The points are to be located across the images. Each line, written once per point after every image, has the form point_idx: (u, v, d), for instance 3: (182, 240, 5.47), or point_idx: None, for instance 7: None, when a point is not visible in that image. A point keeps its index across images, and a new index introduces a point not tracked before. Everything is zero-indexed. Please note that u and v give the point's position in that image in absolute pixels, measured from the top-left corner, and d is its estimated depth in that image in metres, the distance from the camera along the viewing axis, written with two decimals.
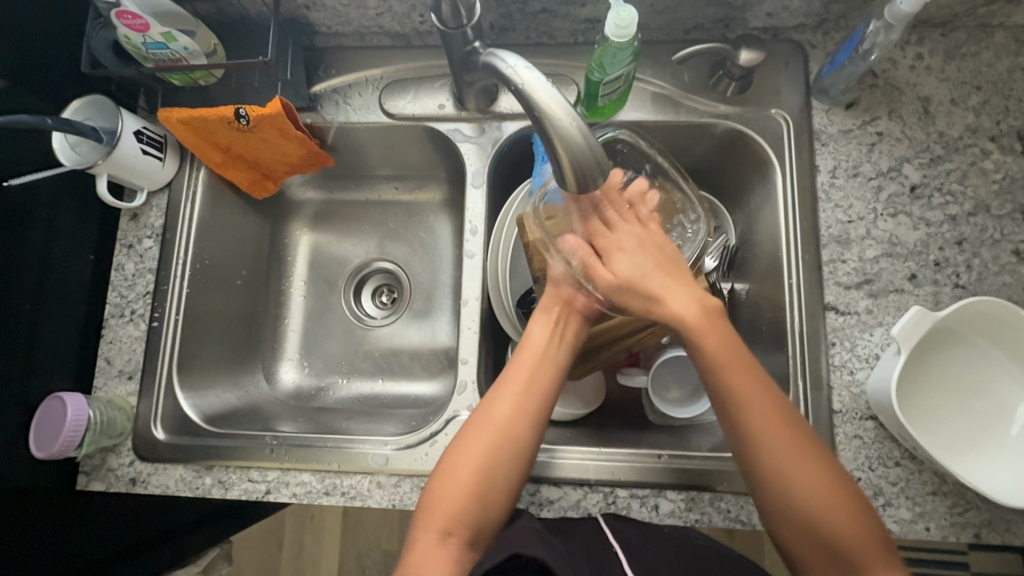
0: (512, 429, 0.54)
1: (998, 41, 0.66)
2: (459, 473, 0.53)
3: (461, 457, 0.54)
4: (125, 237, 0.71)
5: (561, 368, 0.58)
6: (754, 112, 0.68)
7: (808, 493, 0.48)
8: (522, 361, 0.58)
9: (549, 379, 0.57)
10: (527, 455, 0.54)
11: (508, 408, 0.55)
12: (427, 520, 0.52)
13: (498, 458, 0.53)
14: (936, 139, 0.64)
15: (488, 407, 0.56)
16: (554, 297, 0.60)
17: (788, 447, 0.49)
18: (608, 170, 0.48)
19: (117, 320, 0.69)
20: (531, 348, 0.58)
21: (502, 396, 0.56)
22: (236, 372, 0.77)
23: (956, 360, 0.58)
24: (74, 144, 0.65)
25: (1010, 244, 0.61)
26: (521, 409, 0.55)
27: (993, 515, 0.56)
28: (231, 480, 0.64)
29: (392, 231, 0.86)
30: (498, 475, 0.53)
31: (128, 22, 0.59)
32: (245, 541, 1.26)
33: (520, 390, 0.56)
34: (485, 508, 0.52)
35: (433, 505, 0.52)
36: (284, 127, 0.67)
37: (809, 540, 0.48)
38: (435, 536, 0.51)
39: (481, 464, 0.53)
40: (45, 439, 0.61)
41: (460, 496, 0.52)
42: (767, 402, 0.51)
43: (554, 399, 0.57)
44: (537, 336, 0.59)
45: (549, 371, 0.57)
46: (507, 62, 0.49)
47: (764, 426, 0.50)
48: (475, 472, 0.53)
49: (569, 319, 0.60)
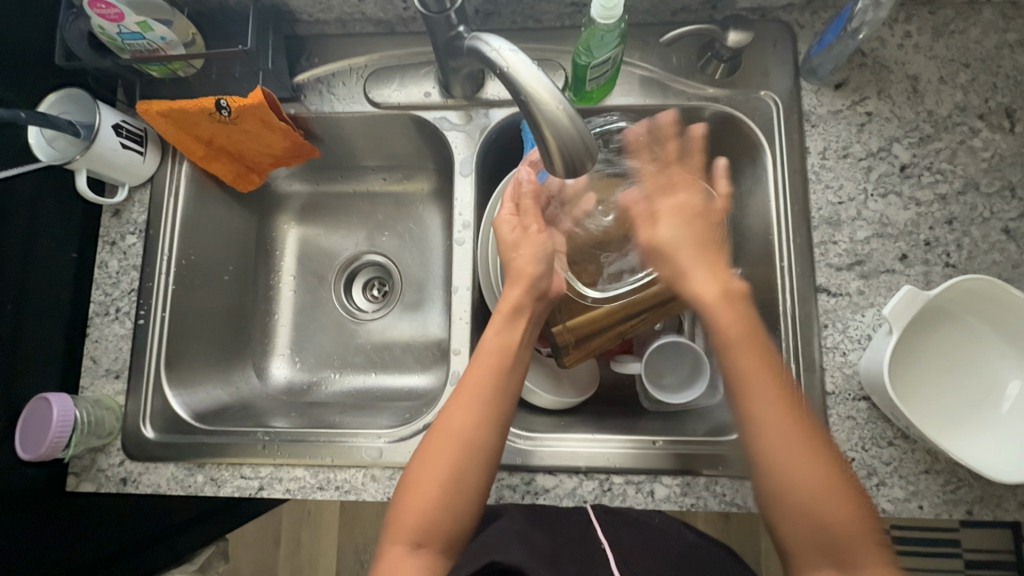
0: (472, 433, 0.53)
1: (986, 18, 0.66)
2: (426, 482, 0.52)
3: (427, 466, 0.52)
4: (107, 234, 0.70)
5: (523, 366, 0.57)
6: (743, 95, 0.68)
7: (806, 487, 0.47)
8: (482, 359, 0.56)
9: (510, 379, 0.55)
10: (491, 454, 0.53)
11: (467, 412, 0.53)
12: (395, 534, 0.51)
13: (463, 463, 0.52)
14: (926, 118, 0.64)
15: (447, 413, 0.54)
16: (524, 297, 0.58)
17: (788, 434, 0.48)
18: (596, 154, 0.47)
19: (102, 319, 0.68)
20: (489, 347, 0.56)
21: (459, 399, 0.54)
22: (226, 367, 0.76)
23: (946, 339, 0.58)
24: (51, 138, 0.63)
25: (999, 222, 0.61)
26: (479, 412, 0.53)
27: (984, 492, 0.56)
28: (223, 477, 0.63)
29: (380, 223, 0.85)
30: (465, 481, 0.52)
31: (101, 11, 0.58)
32: (242, 539, 1.26)
33: (477, 395, 0.54)
34: (452, 516, 0.51)
35: (399, 520, 0.51)
36: (267, 118, 0.66)
37: (809, 535, 0.47)
38: (404, 548, 0.50)
39: (444, 470, 0.52)
40: (31, 440, 0.60)
41: (426, 508, 0.51)
42: (762, 372, 0.50)
43: (514, 396, 0.56)
44: (498, 335, 0.57)
45: (511, 368, 0.56)
46: (492, 45, 0.48)
47: (767, 412, 0.49)
48: (441, 480, 0.51)
49: (528, 328, 0.58)
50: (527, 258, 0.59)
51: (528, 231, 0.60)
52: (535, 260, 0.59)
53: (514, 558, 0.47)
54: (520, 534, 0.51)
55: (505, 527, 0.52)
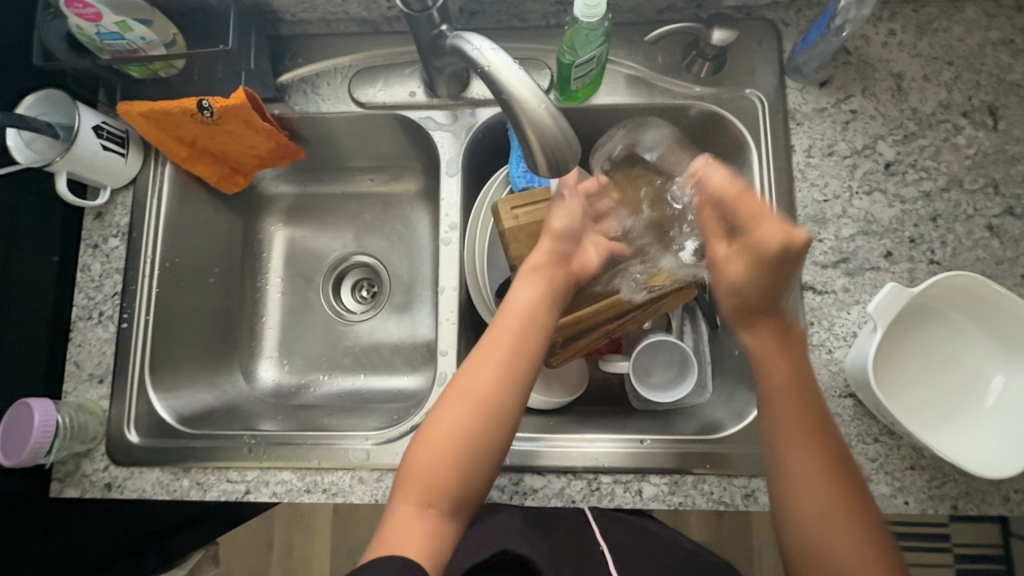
0: (490, 395, 0.53)
1: (969, 16, 0.66)
2: (440, 439, 0.52)
3: (442, 425, 0.53)
4: (89, 237, 0.69)
5: (545, 332, 0.57)
6: (729, 93, 0.68)
7: (813, 482, 0.50)
8: (504, 326, 0.56)
9: (531, 346, 0.56)
10: (509, 421, 0.53)
11: (488, 374, 0.54)
12: (406, 492, 0.51)
13: (480, 424, 0.52)
14: (909, 115, 0.64)
15: (467, 373, 0.55)
16: (546, 257, 0.59)
17: (792, 410, 0.52)
18: (579, 152, 0.47)
19: (85, 322, 0.67)
20: (515, 312, 0.57)
21: (480, 361, 0.55)
22: (213, 370, 0.75)
23: (931, 335, 0.58)
24: (29, 140, 0.62)
25: (983, 218, 0.61)
26: (500, 375, 0.54)
27: (970, 487, 0.56)
28: (209, 481, 0.62)
29: (368, 224, 0.85)
30: (480, 443, 0.52)
31: (78, 11, 0.57)
32: (234, 543, 1.25)
33: (499, 359, 0.54)
34: (465, 477, 0.51)
35: (411, 477, 0.52)
36: (251, 118, 0.65)
37: (813, 527, 0.49)
38: (414, 507, 0.50)
39: (461, 430, 0.52)
40: (11, 447, 0.59)
41: (441, 467, 0.51)
42: (781, 371, 0.54)
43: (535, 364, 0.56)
44: (523, 299, 0.57)
45: (534, 335, 0.56)
46: (473, 44, 0.48)
47: (782, 394, 0.53)
48: (457, 439, 0.52)
49: (553, 292, 0.58)
50: (559, 220, 0.61)
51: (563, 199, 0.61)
52: (567, 224, 0.60)
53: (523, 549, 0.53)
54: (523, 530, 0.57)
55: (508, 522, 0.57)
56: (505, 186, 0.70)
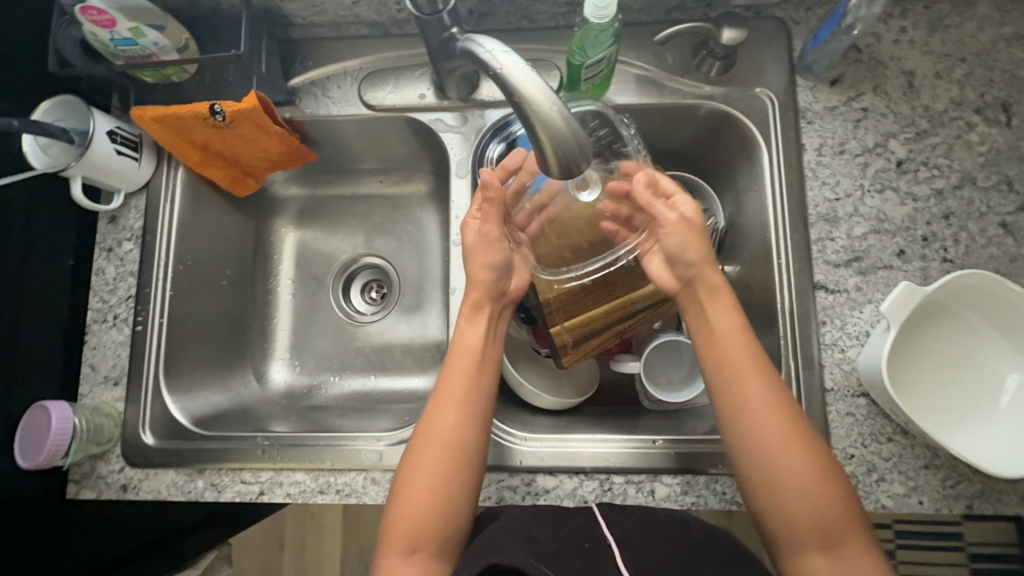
0: (456, 434, 0.54)
1: (981, 12, 0.66)
2: (416, 488, 0.52)
3: (414, 473, 0.53)
4: (104, 241, 0.70)
5: (497, 366, 0.58)
6: (739, 92, 0.67)
7: (802, 486, 0.48)
8: (458, 360, 0.57)
9: (489, 375, 0.57)
10: (479, 449, 0.54)
11: (451, 417, 0.54)
12: (391, 544, 0.51)
13: (453, 465, 0.53)
14: (921, 113, 0.64)
15: (430, 420, 0.55)
16: (483, 298, 0.58)
17: (768, 426, 0.50)
18: (591, 152, 0.47)
19: (100, 325, 0.68)
20: (466, 347, 0.57)
21: (442, 406, 0.55)
22: (225, 373, 0.76)
23: (944, 333, 0.58)
24: (45, 146, 0.63)
25: (996, 216, 0.61)
26: (462, 414, 0.55)
27: (985, 486, 0.56)
28: (223, 482, 0.63)
29: (378, 225, 0.85)
30: (454, 484, 0.52)
31: (93, 17, 0.57)
32: (246, 543, 1.26)
33: (460, 396, 0.55)
34: (446, 517, 0.52)
35: (393, 528, 0.52)
36: (262, 121, 0.66)
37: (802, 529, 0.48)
38: (399, 557, 0.50)
39: (432, 479, 0.52)
40: (30, 448, 0.59)
41: (419, 516, 0.51)
42: (749, 369, 0.52)
43: (492, 395, 0.57)
44: (469, 334, 0.58)
45: (489, 364, 0.57)
46: (485, 46, 0.48)
47: (754, 418, 0.50)
48: (430, 487, 0.52)
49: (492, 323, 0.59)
50: (487, 259, 0.58)
51: (481, 236, 0.58)
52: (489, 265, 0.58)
53: (514, 559, 0.46)
54: (522, 533, 0.51)
55: (503, 528, 0.52)
56: None
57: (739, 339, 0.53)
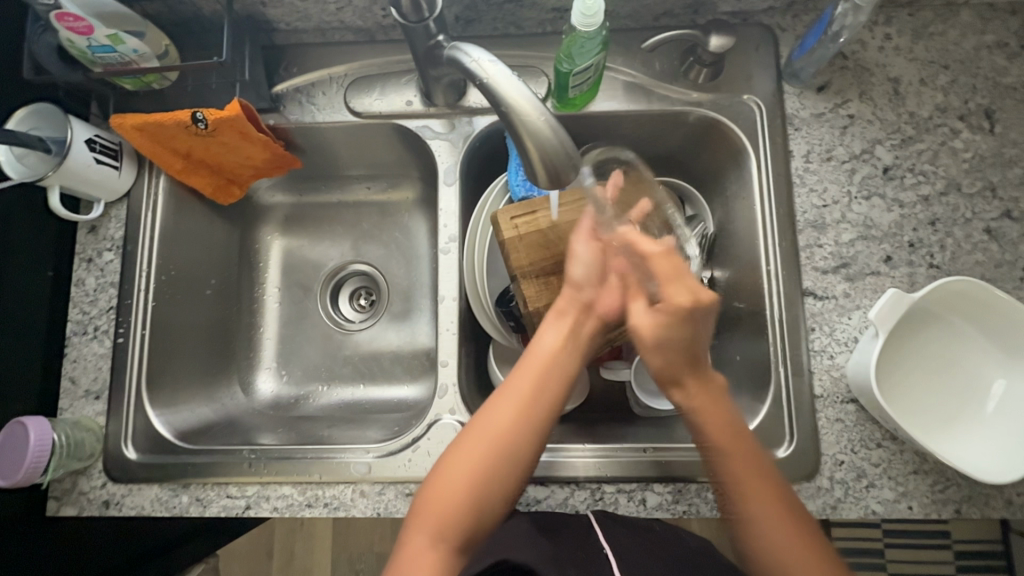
0: (512, 431, 0.53)
1: (964, 19, 0.66)
2: (456, 474, 0.51)
3: (457, 457, 0.52)
4: (84, 251, 0.68)
5: (570, 376, 0.56)
6: (727, 99, 0.67)
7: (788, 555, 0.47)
8: (530, 360, 0.56)
9: (556, 384, 0.55)
10: (529, 455, 0.53)
11: (512, 411, 0.53)
12: (419, 524, 0.50)
13: (497, 457, 0.52)
14: (907, 120, 0.64)
15: (490, 410, 0.54)
16: (570, 302, 0.57)
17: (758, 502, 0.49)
18: (579, 162, 0.47)
19: (81, 338, 0.67)
20: (541, 349, 0.56)
21: (504, 398, 0.54)
22: (211, 383, 0.75)
23: (930, 339, 0.58)
24: (20, 155, 0.61)
25: (981, 222, 0.61)
26: (522, 412, 0.53)
27: (972, 491, 0.56)
28: (208, 497, 0.62)
29: (366, 232, 0.84)
30: (497, 479, 0.52)
31: (69, 24, 0.56)
32: (234, 553, 1.24)
33: (522, 396, 0.54)
34: (480, 510, 0.51)
35: (426, 506, 0.51)
36: (246, 130, 0.65)
37: None
38: (425, 539, 0.49)
39: (475, 469, 0.51)
40: (6, 467, 0.58)
41: (454, 497, 0.51)
42: (738, 447, 0.50)
43: (558, 407, 0.55)
44: (548, 335, 0.57)
45: (557, 378, 0.55)
46: (471, 55, 0.48)
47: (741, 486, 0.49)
48: (469, 475, 0.51)
49: (582, 334, 0.57)
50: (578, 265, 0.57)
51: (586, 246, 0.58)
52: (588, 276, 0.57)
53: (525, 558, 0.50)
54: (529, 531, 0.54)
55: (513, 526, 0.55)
56: (503, 195, 0.69)
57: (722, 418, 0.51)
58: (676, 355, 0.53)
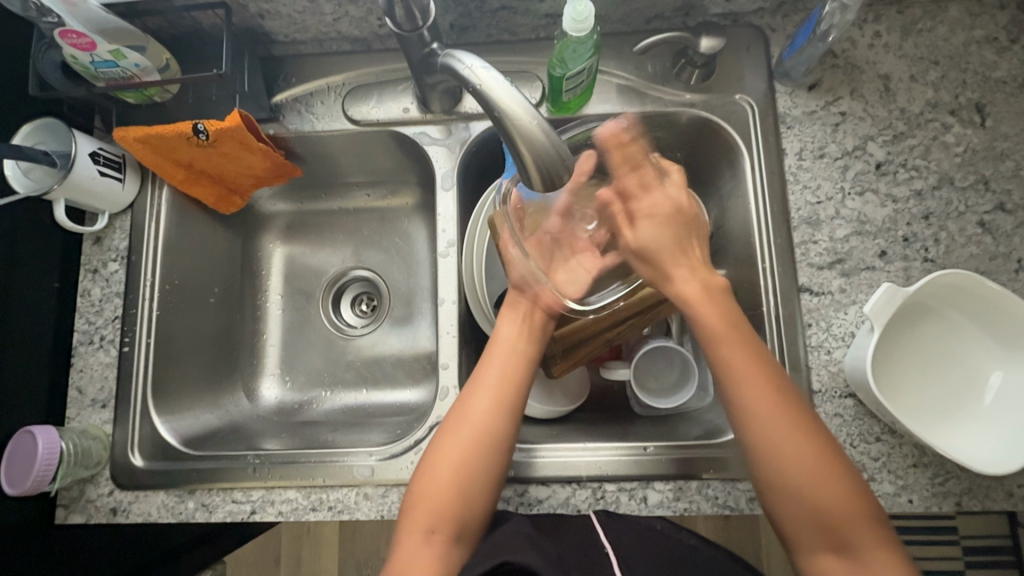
0: (486, 424, 0.54)
1: (952, 15, 0.67)
2: (438, 476, 0.53)
3: (439, 456, 0.54)
4: (89, 262, 0.70)
5: (531, 363, 0.58)
6: (718, 99, 0.68)
7: (787, 467, 0.49)
8: (496, 355, 0.57)
9: (520, 373, 0.57)
10: (506, 445, 0.54)
11: (484, 403, 0.55)
12: (413, 517, 0.52)
13: (476, 451, 0.53)
14: (898, 115, 0.65)
15: (463, 406, 0.55)
16: (518, 296, 0.60)
17: (755, 382, 0.51)
18: (572, 163, 0.48)
19: (87, 347, 0.68)
20: (502, 342, 0.58)
21: (476, 391, 0.55)
22: (216, 392, 0.76)
23: (927, 332, 0.59)
24: (27, 169, 0.63)
25: (974, 215, 0.62)
26: (493, 405, 0.55)
27: (973, 483, 0.57)
28: (214, 502, 0.62)
29: (365, 238, 0.85)
30: (477, 471, 0.53)
31: (73, 41, 0.57)
32: (242, 560, 1.25)
33: (491, 389, 0.55)
34: (468, 505, 0.52)
35: (416, 505, 0.52)
36: (246, 139, 0.66)
37: (800, 514, 0.49)
38: (419, 536, 0.51)
39: (457, 465, 0.53)
40: (15, 475, 0.59)
41: (440, 494, 0.52)
42: (739, 348, 0.52)
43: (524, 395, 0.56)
44: (506, 328, 0.59)
45: (519, 366, 0.57)
46: (464, 62, 0.49)
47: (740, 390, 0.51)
48: (453, 471, 0.53)
49: (536, 324, 0.59)
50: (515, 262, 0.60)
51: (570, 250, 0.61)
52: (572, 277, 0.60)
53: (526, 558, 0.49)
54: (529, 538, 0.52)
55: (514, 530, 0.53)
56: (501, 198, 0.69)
57: (712, 306, 0.54)
58: (644, 265, 0.58)
